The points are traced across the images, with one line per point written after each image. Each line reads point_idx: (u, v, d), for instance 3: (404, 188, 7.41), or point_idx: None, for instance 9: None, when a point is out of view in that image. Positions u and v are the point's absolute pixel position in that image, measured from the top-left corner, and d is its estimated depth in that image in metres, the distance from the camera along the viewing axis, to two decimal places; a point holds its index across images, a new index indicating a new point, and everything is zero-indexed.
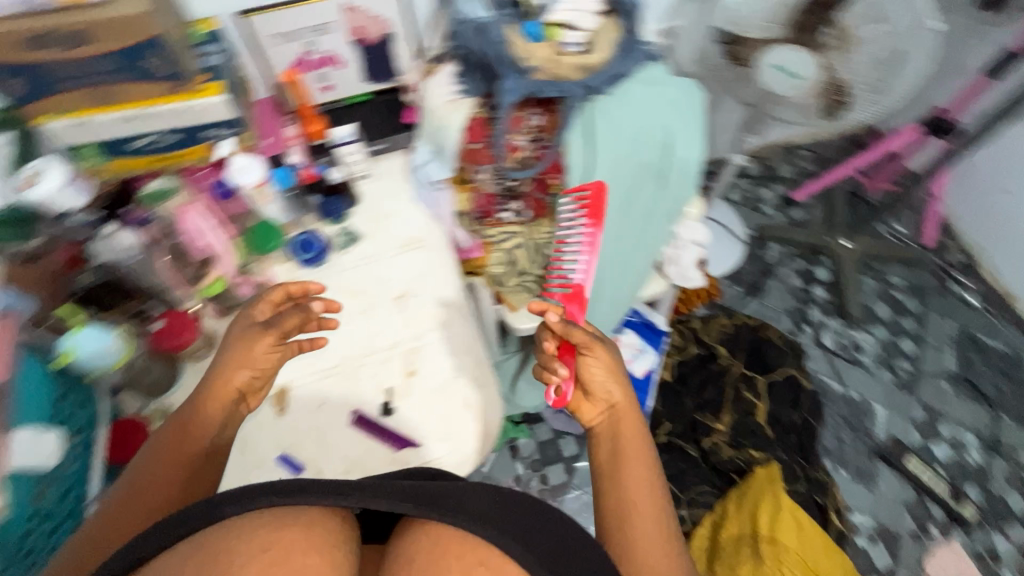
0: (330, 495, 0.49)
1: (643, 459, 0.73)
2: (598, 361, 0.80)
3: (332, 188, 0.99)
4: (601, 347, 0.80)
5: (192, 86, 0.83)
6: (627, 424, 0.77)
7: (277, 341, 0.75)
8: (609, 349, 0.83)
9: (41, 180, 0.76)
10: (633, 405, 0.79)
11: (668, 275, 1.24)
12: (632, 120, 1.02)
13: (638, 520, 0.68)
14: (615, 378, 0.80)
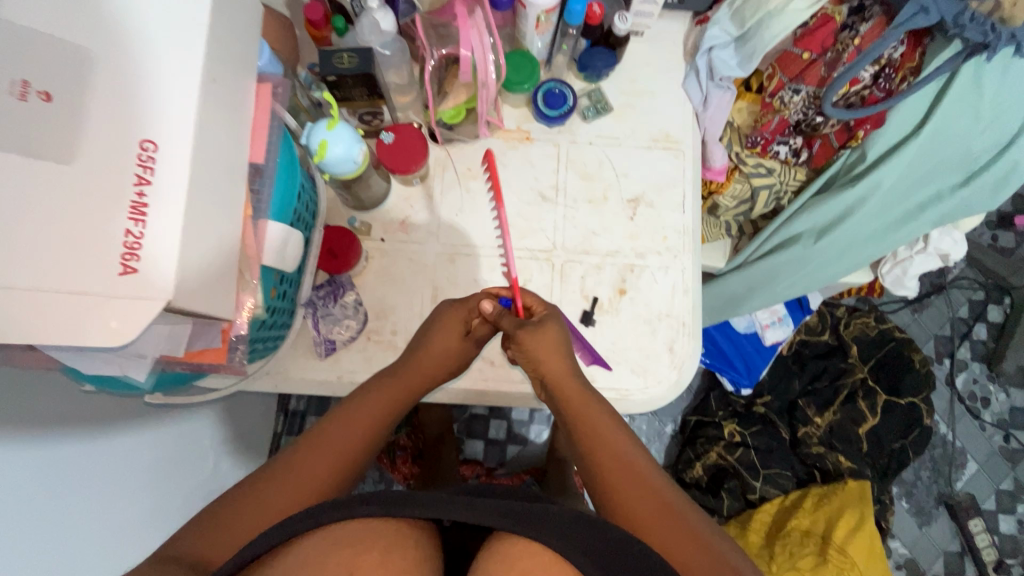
0: (417, 508, 0.38)
1: (596, 416, 0.58)
2: (531, 339, 0.63)
3: (623, 41, 0.79)
4: (527, 328, 0.63)
5: None
6: (565, 395, 0.61)
7: (468, 332, 0.68)
8: (548, 320, 0.65)
9: None
10: (564, 364, 0.63)
11: (880, 272, 1.09)
12: (996, 105, 0.80)
13: (603, 467, 0.53)
14: (545, 344, 0.63)
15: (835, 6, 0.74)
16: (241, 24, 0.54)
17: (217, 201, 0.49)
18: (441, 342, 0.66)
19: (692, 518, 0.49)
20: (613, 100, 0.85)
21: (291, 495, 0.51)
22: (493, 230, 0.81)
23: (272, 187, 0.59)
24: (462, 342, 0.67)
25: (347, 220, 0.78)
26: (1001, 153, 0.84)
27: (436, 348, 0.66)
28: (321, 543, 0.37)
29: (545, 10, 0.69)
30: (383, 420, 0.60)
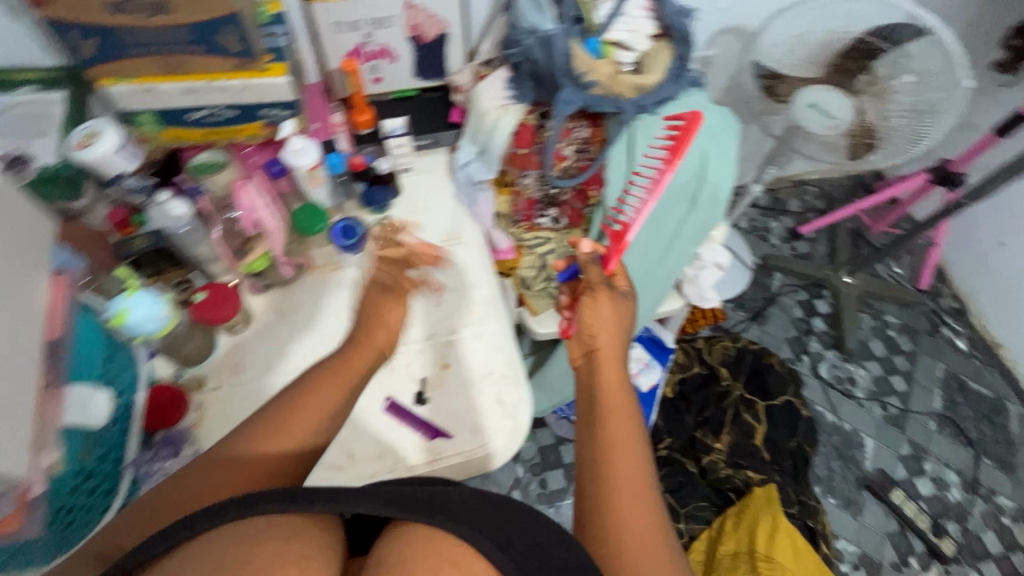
0: (326, 502, 0.45)
1: (622, 396, 0.72)
2: (604, 303, 0.81)
3: (391, 174, 1.01)
4: (607, 295, 0.82)
5: (261, 65, 0.85)
6: (607, 376, 0.75)
7: (381, 286, 0.82)
8: (621, 302, 0.82)
9: (94, 140, 0.84)
10: (616, 355, 0.78)
11: (686, 293, 1.28)
12: None
13: (607, 438, 0.67)
14: (612, 317, 0.80)
15: (530, 116, 1.00)
16: None
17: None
18: (336, 373, 0.72)
19: (661, 539, 0.60)
20: (401, 220, 1.03)
21: (247, 469, 0.62)
22: (320, 348, 0.90)
23: (70, 356, 0.66)
24: (391, 298, 0.82)
25: (175, 374, 0.85)
26: (700, 178, 1.10)
27: (381, 306, 0.81)
28: (220, 538, 0.42)
29: (311, 170, 0.89)
30: (328, 406, 0.69)
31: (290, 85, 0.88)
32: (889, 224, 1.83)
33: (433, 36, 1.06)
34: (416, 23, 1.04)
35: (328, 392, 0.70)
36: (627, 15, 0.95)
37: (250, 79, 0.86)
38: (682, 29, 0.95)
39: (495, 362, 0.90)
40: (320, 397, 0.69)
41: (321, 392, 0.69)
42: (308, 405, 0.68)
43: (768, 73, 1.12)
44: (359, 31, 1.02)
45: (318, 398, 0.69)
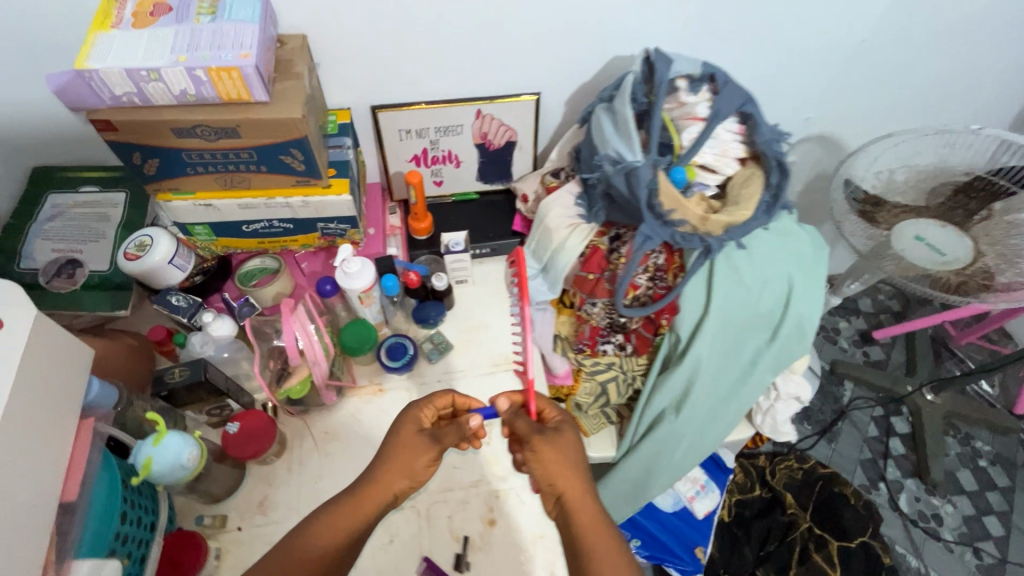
0: None
1: (596, 515, 0.64)
2: (547, 451, 0.67)
3: (447, 291, 0.93)
4: (544, 439, 0.68)
5: (324, 182, 0.82)
6: (582, 513, 0.64)
7: (422, 429, 0.70)
8: (564, 427, 0.70)
9: (146, 252, 0.81)
10: (581, 489, 0.66)
11: (757, 423, 1.15)
12: (758, 277, 0.96)
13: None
14: (560, 460, 0.67)
15: (599, 237, 0.92)
16: (67, 364, 0.61)
17: None
18: (410, 441, 0.68)
19: None
20: (454, 339, 0.96)
21: None
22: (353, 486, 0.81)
23: (83, 522, 0.59)
24: (416, 436, 0.69)
25: (195, 520, 0.77)
26: (784, 309, 0.99)
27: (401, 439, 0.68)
28: None
29: (363, 292, 0.83)
30: (323, 554, 0.59)
31: (350, 202, 0.84)
32: (977, 337, 1.64)
33: (501, 143, 1.02)
34: (485, 131, 1.00)
35: (417, 451, 0.67)
36: (715, 138, 0.87)
37: (311, 196, 0.82)
38: (781, 156, 0.86)
39: (547, 523, 0.79)
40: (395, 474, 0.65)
41: (398, 470, 0.66)
42: (387, 469, 0.66)
43: (862, 197, 1.01)
44: (425, 138, 0.98)
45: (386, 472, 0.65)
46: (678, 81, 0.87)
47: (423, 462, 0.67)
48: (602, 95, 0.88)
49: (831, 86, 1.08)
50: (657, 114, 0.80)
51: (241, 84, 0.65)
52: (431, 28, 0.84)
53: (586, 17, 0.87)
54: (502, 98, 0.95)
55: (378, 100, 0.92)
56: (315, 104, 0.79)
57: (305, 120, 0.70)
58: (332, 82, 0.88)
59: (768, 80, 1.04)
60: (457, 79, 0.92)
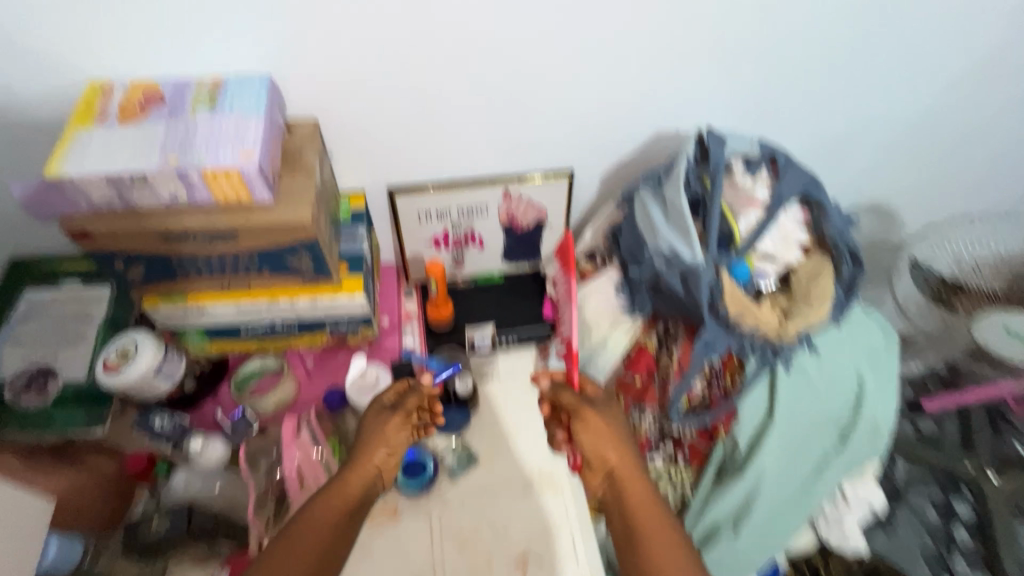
0: None
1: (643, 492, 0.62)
2: (595, 421, 0.66)
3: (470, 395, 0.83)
4: (593, 409, 0.67)
5: (335, 280, 0.71)
6: (631, 490, 0.62)
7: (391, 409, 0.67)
8: (610, 404, 0.68)
9: (128, 363, 0.70)
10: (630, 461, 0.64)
11: (822, 534, 0.99)
12: (832, 373, 0.84)
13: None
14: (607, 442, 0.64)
15: (646, 334, 0.82)
16: (6, 538, 0.49)
17: None
18: (375, 418, 0.66)
19: None
20: (478, 448, 0.84)
21: None
22: None
23: None
24: (385, 413, 0.66)
25: None
26: (857, 410, 0.87)
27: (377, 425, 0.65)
28: None
29: None
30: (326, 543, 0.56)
31: (364, 302, 0.73)
32: None
33: (529, 223, 0.92)
34: (512, 211, 0.90)
35: (394, 425, 0.65)
36: (778, 226, 0.77)
37: (319, 296, 0.71)
38: (854, 246, 0.76)
39: None
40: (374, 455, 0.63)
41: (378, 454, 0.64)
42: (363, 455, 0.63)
43: (937, 282, 0.94)
44: (446, 220, 0.88)
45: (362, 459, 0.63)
46: (733, 161, 0.78)
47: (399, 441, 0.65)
48: (647, 176, 0.80)
49: (890, 157, 0.98)
50: (717, 203, 0.70)
51: (241, 185, 0.56)
52: (457, 106, 0.76)
53: (626, 93, 0.79)
54: (532, 176, 0.86)
55: (397, 181, 0.83)
56: (326, 195, 0.69)
57: (315, 221, 0.61)
58: (346, 164, 0.79)
59: (821, 151, 0.95)
60: (482, 158, 0.83)
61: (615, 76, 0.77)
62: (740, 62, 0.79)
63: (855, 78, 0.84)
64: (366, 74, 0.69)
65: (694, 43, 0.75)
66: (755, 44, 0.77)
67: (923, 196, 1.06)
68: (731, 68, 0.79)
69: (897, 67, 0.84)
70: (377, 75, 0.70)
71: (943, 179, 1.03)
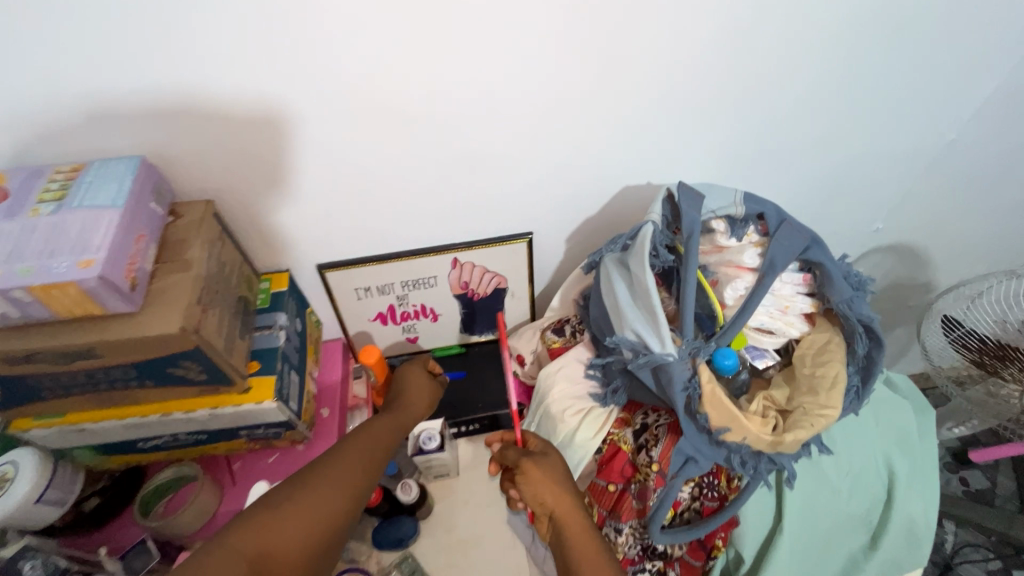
0: None
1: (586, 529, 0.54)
2: (533, 466, 0.58)
3: (418, 500, 0.72)
4: (532, 459, 0.58)
5: (240, 386, 0.60)
6: (574, 529, 0.54)
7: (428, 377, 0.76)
8: (550, 450, 0.61)
9: (6, 488, 0.59)
10: (572, 499, 0.56)
11: None
12: (851, 464, 0.70)
13: None
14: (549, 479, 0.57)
15: (620, 429, 0.68)
16: None
17: None
18: (417, 383, 0.74)
19: None
20: (431, 565, 0.72)
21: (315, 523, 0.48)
22: None
23: None
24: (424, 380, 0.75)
25: None
26: (887, 508, 0.72)
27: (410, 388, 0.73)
28: None
29: None
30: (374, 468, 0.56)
31: (276, 409, 0.62)
32: None
33: (487, 291, 0.81)
34: (465, 280, 0.79)
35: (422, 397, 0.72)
36: (772, 292, 0.64)
37: (220, 406, 0.60)
38: (869, 319, 0.61)
39: None
40: (350, 459, 0.55)
41: (354, 459, 0.55)
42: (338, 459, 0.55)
43: (979, 345, 0.79)
44: (391, 294, 0.78)
45: (338, 463, 0.54)
46: (714, 222, 0.65)
47: (377, 453, 0.58)
48: (612, 241, 0.67)
49: (909, 194, 0.84)
50: (690, 281, 0.56)
51: (85, 299, 0.46)
52: (384, 176, 0.64)
53: (584, 146, 0.67)
54: (485, 243, 0.75)
55: (327, 257, 0.73)
56: (224, 286, 0.59)
57: (188, 334, 0.50)
58: (264, 243, 0.69)
59: (826, 193, 0.81)
60: (424, 228, 0.72)
61: (571, 130, 0.65)
62: (717, 103, 0.66)
63: (860, 111, 0.71)
64: (268, 149, 0.58)
65: (660, 85, 0.63)
66: (734, 82, 0.64)
67: (952, 234, 0.91)
68: (707, 110, 0.66)
69: (911, 96, 0.70)
70: (280, 149, 0.59)
71: (976, 214, 0.88)
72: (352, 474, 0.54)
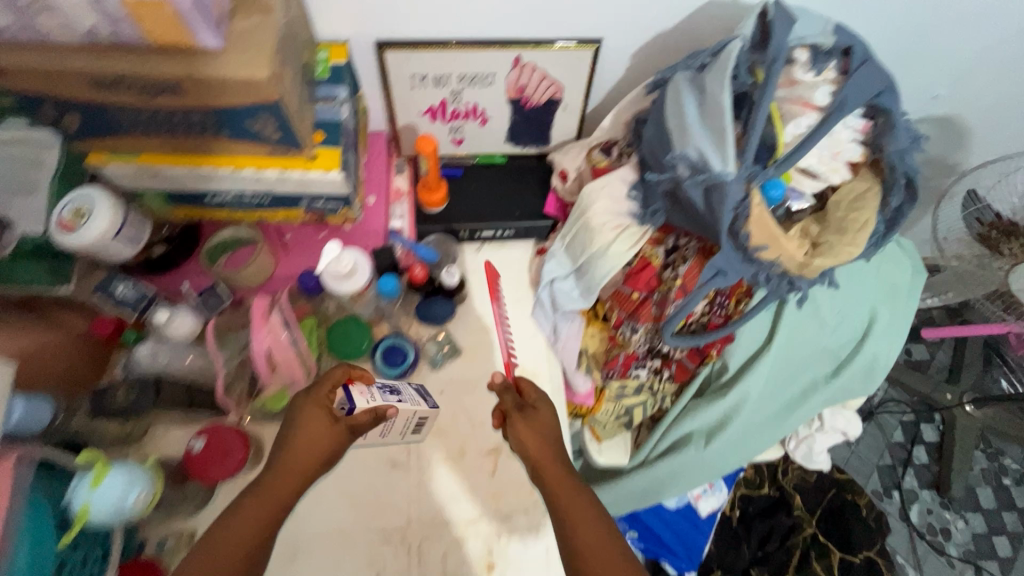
0: None
1: (568, 486, 0.60)
2: (522, 426, 0.65)
3: (459, 287, 0.78)
4: (522, 419, 0.66)
5: (309, 152, 0.62)
6: (550, 477, 0.61)
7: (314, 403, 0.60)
8: (539, 408, 0.68)
9: (83, 222, 0.64)
10: (554, 462, 0.62)
11: (788, 447, 1.04)
12: (840, 305, 0.80)
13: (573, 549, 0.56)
14: (537, 436, 0.65)
15: (653, 247, 0.75)
16: None
17: None
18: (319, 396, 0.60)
19: None
20: (463, 341, 0.82)
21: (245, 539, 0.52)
22: (339, 514, 0.73)
23: None
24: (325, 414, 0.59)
25: (156, 543, 0.68)
26: (859, 343, 0.83)
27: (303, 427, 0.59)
28: None
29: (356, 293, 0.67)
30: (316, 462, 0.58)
31: (340, 181, 0.65)
32: None
33: (541, 100, 0.79)
34: (522, 84, 0.77)
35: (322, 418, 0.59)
36: (830, 134, 0.65)
37: (288, 170, 0.62)
38: (914, 173, 0.64)
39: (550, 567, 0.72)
40: (293, 462, 0.57)
41: (275, 489, 0.56)
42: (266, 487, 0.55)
43: (991, 221, 0.85)
44: (445, 87, 0.76)
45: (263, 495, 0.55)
46: (798, 51, 0.63)
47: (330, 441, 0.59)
48: (687, 60, 0.66)
49: (986, 63, 0.81)
50: (764, 106, 0.57)
51: (177, 24, 0.45)
52: None
53: None
54: (550, 44, 0.72)
55: (387, 34, 0.69)
56: (294, 43, 0.57)
57: (274, 81, 0.50)
58: (326, 6, 0.65)
59: (908, 45, 0.78)
60: (493, 16, 0.68)
61: None
62: None
63: None
64: None
65: None
66: None
67: (1010, 111, 0.89)
68: None
69: None
70: None
71: None
72: (254, 527, 0.53)
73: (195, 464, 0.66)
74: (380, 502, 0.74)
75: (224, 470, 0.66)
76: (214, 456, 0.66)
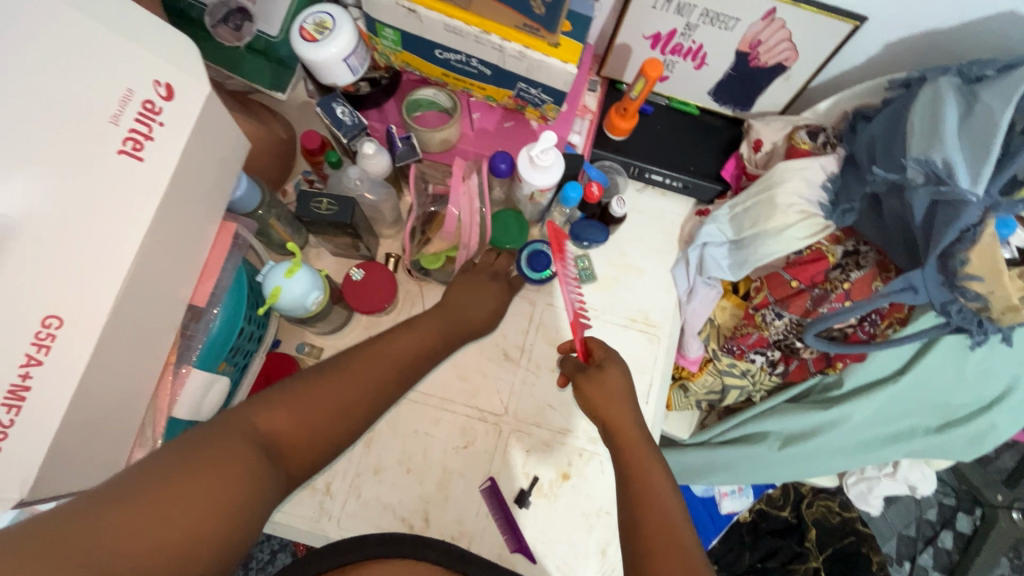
0: None
1: (642, 449, 0.59)
2: (587, 385, 0.64)
3: (620, 220, 0.79)
4: (584, 377, 0.65)
5: (553, 40, 0.62)
6: (623, 435, 0.60)
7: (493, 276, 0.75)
8: (607, 364, 0.65)
9: (323, 37, 0.66)
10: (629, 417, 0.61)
11: (846, 481, 1.04)
12: (982, 364, 0.78)
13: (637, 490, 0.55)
14: (606, 394, 0.63)
15: (830, 244, 0.74)
16: (218, 167, 0.53)
17: (139, 372, 0.47)
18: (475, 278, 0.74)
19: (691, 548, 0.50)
20: (600, 271, 0.84)
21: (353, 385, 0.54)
22: (450, 382, 0.78)
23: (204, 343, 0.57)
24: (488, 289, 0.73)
25: (295, 345, 0.75)
26: (980, 408, 0.81)
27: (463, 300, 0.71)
28: None
29: (539, 189, 0.69)
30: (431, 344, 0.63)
31: (570, 76, 0.65)
32: None
33: (769, 62, 0.77)
34: (761, 39, 0.74)
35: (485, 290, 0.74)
36: None
37: (530, 50, 0.63)
38: None
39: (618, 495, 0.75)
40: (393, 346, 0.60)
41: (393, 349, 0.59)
42: (348, 374, 0.54)
43: None
44: (683, 18, 0.73)
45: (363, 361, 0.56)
46: None
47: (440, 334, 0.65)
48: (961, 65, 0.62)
49: None
50: None
51: None
52: None
53: None
54: (815, 8, 0.67)
55: None
56: None
57: None
58: None
59: None
60: None
61: None
62: None
63: None
64: None
65: None
66: None
67: None
68: None
69: None
70: None
71: None
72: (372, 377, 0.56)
73: (353, 292, 0.71)
74: (484, 384, 0.78)
75: (372, 306, 0.71)
76: (367, 290, 0.71)
